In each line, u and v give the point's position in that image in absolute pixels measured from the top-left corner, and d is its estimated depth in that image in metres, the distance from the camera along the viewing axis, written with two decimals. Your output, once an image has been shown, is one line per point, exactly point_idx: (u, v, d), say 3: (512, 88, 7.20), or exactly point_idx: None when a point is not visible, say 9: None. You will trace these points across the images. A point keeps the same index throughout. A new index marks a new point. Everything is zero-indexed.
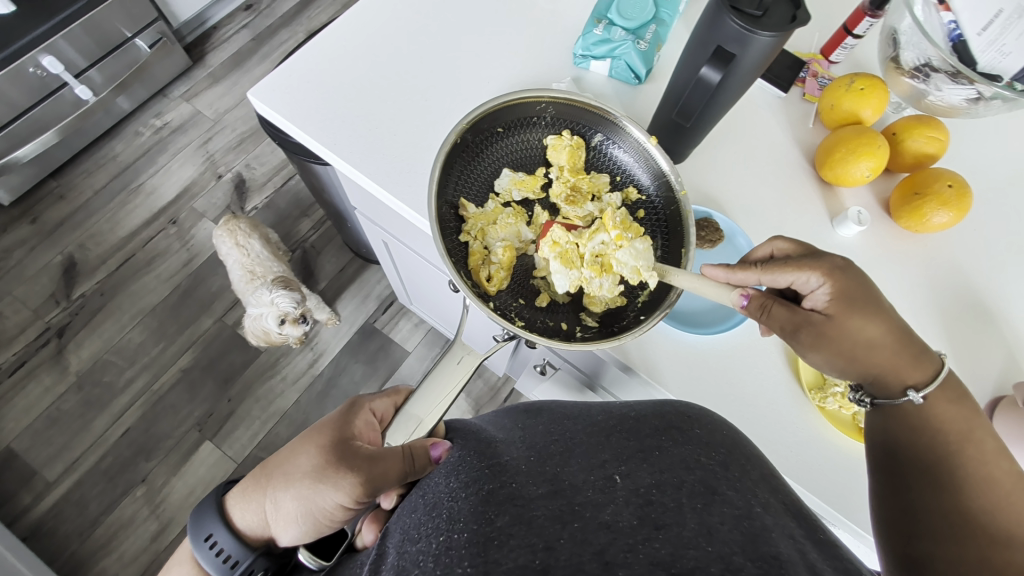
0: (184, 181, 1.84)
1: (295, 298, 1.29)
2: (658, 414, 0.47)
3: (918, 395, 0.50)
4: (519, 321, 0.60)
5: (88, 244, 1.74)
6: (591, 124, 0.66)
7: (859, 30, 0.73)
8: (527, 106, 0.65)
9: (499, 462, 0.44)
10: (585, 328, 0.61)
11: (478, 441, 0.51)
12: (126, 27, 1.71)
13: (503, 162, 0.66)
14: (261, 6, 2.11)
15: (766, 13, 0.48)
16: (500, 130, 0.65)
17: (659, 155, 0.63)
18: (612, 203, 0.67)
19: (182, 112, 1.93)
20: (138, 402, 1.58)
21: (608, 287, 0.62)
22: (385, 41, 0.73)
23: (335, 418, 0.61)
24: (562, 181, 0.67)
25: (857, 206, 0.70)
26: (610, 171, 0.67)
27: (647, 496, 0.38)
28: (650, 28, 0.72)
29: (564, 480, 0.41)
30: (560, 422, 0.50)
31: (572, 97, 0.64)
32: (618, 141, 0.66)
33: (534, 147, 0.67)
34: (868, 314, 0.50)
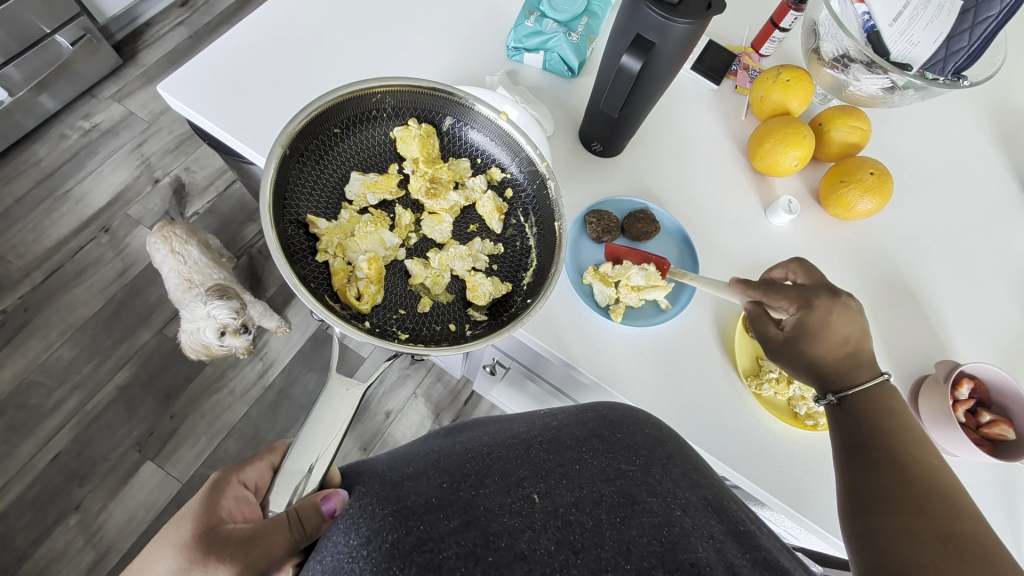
0: (117, 186, 1.73)
1: (233, 308, 1.23)
2: (580, 422, 0.48)
3: (828, 400, 0.55)
4: (401, 335, 0.56)
5: (9, 257, 1.62)
6: (436, 108, 0.62)
7: (785, 23, 0.75)
8: (362, 99, 0.58)
9: (405, 503, 0.38)
10: (475, 324, 0.58)
11: (388, 475, 0.45)
12: (44, 23, 1.60)
13: (350, 165, 0.60)
14: (199, 2, 2.01)
15: (683, 1, 0.47)
16: (338, 131, 0.58)
17: (511, 129, 0.60)
18: (477, 187, 0.64)
19: (112, 113, 1.82)
20: (69, 424, 1.48)
21: (491, 287, 0.60)
22: (286, 33, 0.69)
23: (194, 507, 0.49)
24: (420, 174, 0.64)
25: (788, 196, 0.71)
26: (470, 155, 0.65)
27: (565, 517, 0.38)
28: (581, 21, 0.72)
29: (477, 508, 0.38)
30: (479, 438, 0.49)
31: (406, 82, 0.59)
32: (471, 124, 0.63)
33: (381, 142, 0.62)
34: (821, 344, 0.54)
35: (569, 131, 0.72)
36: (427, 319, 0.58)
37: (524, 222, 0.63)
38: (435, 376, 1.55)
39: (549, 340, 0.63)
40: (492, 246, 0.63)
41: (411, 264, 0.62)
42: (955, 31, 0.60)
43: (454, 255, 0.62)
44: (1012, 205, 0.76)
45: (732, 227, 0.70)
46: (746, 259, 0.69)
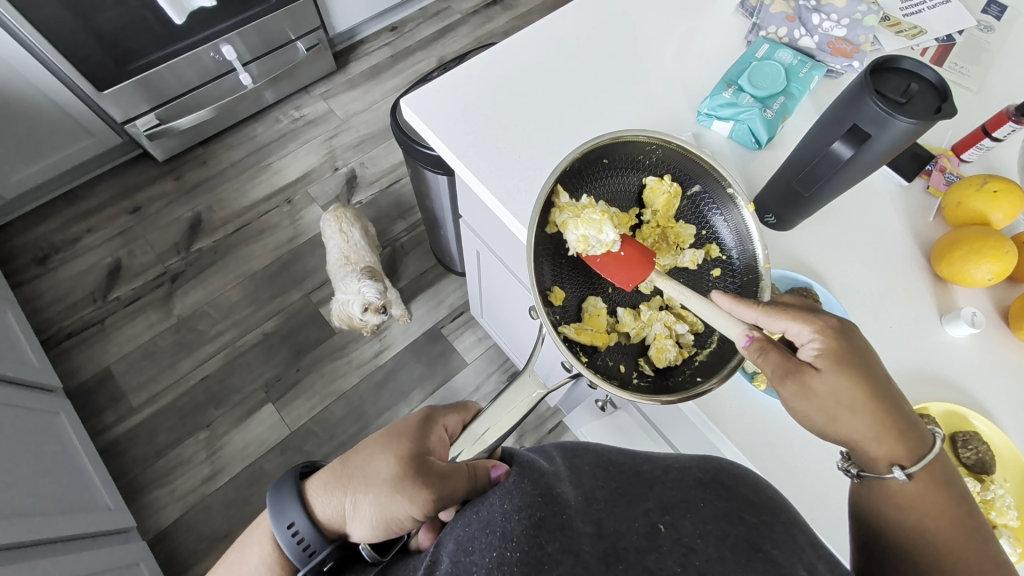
0: (306, 168, 2.04)
1: (379, 289, 1.37)
2: (701, 467, 0.48)
3: (902, 472, 0.47)
4: (583, 357, 0.61)
5: (215, 207, 1.96)
6: (693, 173, 0.66)
7: (1000, 132, 0.72)
8: (636, 146, 0.65)
9: (551, 495, 0.46)
10: (641, 376, 0.64)
11: (534, 469, 0.52)
12: (291, 31, 1.96)
13: (600, 195, 0.66)
14: (405, 30, 2.34)
15: (909, 101, 0.50)
16: (604, 164, 0.65)
17: (753, 224, 0.63)
18: (692, 258, 0.67)
19: (318, 108, 2.16)
20: (221, 353, 1.74)
21: (672, 355, 0.65)
22: (526, 74, 0.82)
23: (413, 428, 0.62)
24: (652, 226, 0.69)
25: (972, 307, 0.67)
26: (699, 224, 0.67)
27: (689, 544, 0.40)
28: (778, 100, 0.75)
29: (608, 525, 0.43)
30: (604, 464, 0.52)
31: (682, 145, 0.64)
32: (718, 200, 0.66)
33: (631, 186, 0.67)
34: (854, 378, 0.49)
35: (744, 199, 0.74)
36: (604, 351, 0.63)
37: None
38: None
39: None
40: (695, 322, 0.68)
41: (623, 312, 0.67)
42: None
43: (659, 317, 0.68)
44: None
45: (904, 326, 0.68)
46: (915, 366, 0.65)
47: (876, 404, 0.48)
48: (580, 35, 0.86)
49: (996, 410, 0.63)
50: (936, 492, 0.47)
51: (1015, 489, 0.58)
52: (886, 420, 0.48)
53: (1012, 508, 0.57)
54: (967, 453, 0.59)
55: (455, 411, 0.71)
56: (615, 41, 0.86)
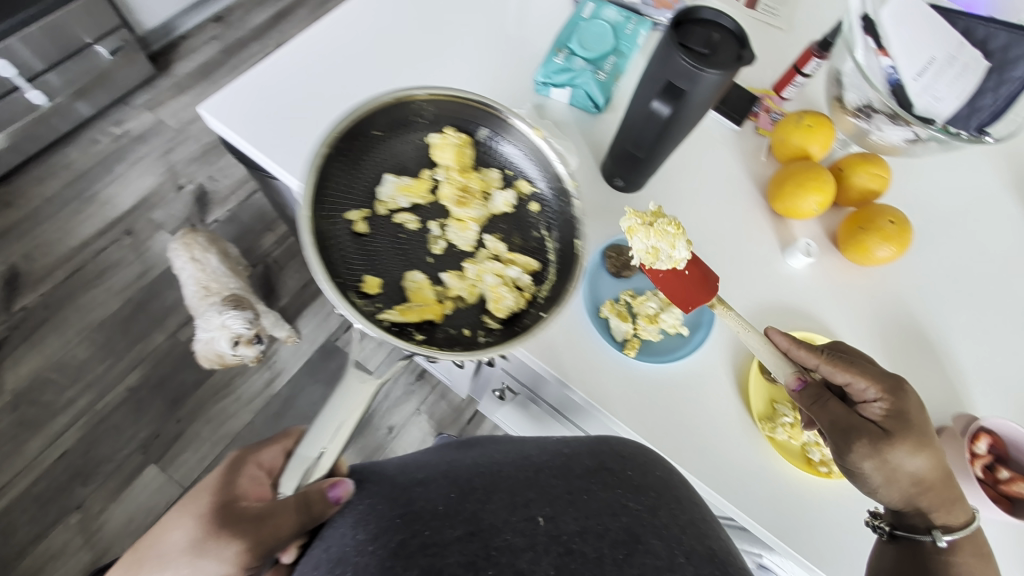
0: (142, 192, 1.77)
1: (247, 318, 1.23)
2: (592, 451, 0.49)
3: (942, 537, 0.53)
4: (417, 336, 0.58)
5: (34, 255, 1.65)
6: (474, 120, 0.65)
7: (808, 68, 0.77)
8: (404, 105, 0.63)
9: (412, 508, 0.43)
10: (489, 332, 0.61)
11: (400, 481, 0.48)
12: (86, 34, 1.66)
13: (385, 167, 0.63)
14: (233, 19, 2.08)
15: (713, 51, 0.49)
16: (378, 135, 0.63)
17: (543, 145, 0.63)
18: (505, 200, 0.65)
19: (143, 120, 1.87)
20: (79, 422, 1.49)
21: (512, 300, 0.61)
22: (341, 61, 0.73)
23: (216, 480, 0.54)
24: (451, 181, 0.65)
25: (806, 238, 0.72)
26: (500, 167, 0.66)
27: (567, 544, 0.39)
28: (609, 60, 0.74)
29: (482, 520, 0.41)
30: (492, 457, 0.50)
31: (448, 93, 0.63)
32: (505, 137, 0.66)
33: (418, 149, 0.65)
34: (920, 445, 0.52)
35: (592, 166, 0.73)
36: (441, 323, 0.60)
37: (547, 236, 0.64)
38: (439, 393, 1.55)
39: (556, 365, 0.63)
40: (527, 263, 0.63)
41: (447, 276, 0.62)
42: (980, 90, 0.61)
43: (489, 269, 0.63)
44: None
45: (752, 267, 0.71)
46: (765, 303, 0.69)
47: (936, 469, 0.52)
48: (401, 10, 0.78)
49: (837, 329, 0.69)
50: (972, 560, 0.53)
51: None
52: (937, 484, 0.52)
53: None
54: None
55: (275, 440, 0.59)
56: (439, 12, 0.79)
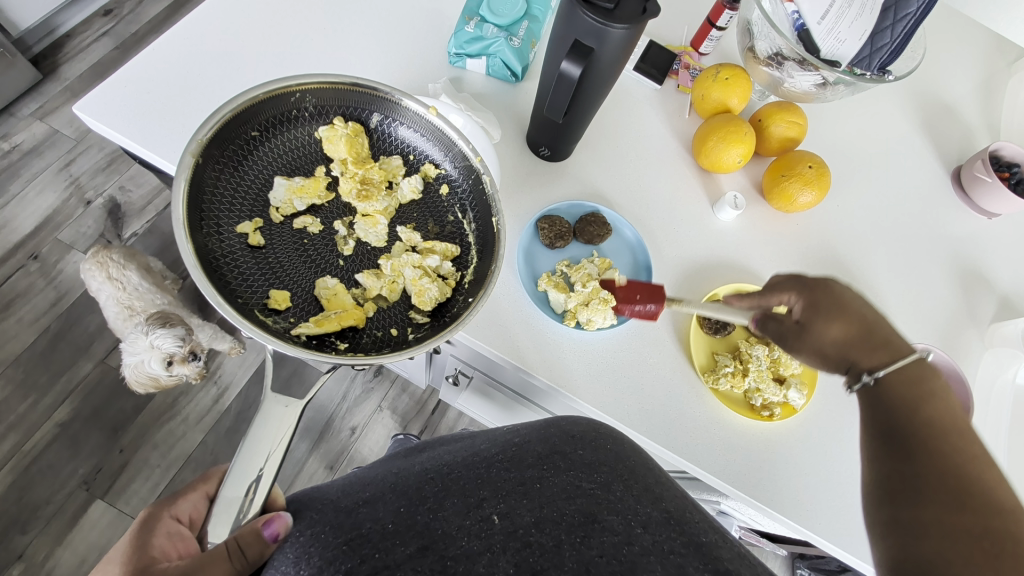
0: (45, 210, 1.62)
1: (178, 335, 1.16)
2: (542, 436, 0.45)
3: (870, 377, 0.48)
4: (339, 345, 0.53)
5: None
6: (363, 104, 0.60)
7: (721, 22, 0.76)
8: (280, 99, 0.55)
9: (358, 529, 0.37)
10: (418, 328, 0.56)
11: (344, 504, 0.41)
12: None
13: (272, 170, 0.57)
14: (124, 12, 1.90)
15: (618, 5, 0.48)
16: (256, 135, 0.55)
17: (442, 124, 0.59)
18: (412, 187, 0.62)
19: (35, 132, 1.69)
20: (6, 468, 1.37)
21: (435, 290, 0.58)
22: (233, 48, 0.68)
23: (127, 549, 0.48)
24: (349, 176, 0.61)
25: (733, 191, 0.72)
26: (400, 152, 0.62)
27: (525, 539, 0.36)
28: (522, 25, 0.71)
29: (435, 530, 0.36)
30: (442, 457, 0.46)
31: (328, 80, 0.57)
32: (401, 119, 0.61)
33: (308, 146, 0.60)
34: (835, 318, 0.51)
35: (517, 138, 0.71)
36: (364, 327, 0.55)
37: (464, 218, 0.61)
38: (399, 387, 1.52)
39: (502, 346, 0.61)
40: (446, 249, 0.60)
41: (362, 278, 0.58)
42: (877, 29, 0.59)
43: (406, 262, 0.59)
44: (939, 191, 0.80)
45: (685, 225, 0.71)
46: (701, 260, 0.70)
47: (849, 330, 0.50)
48: None
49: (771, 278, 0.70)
50: (909, 386, 0.47)
51: None
52: (852, 338, 0.50)
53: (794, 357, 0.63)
54: None
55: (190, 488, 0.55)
56: None
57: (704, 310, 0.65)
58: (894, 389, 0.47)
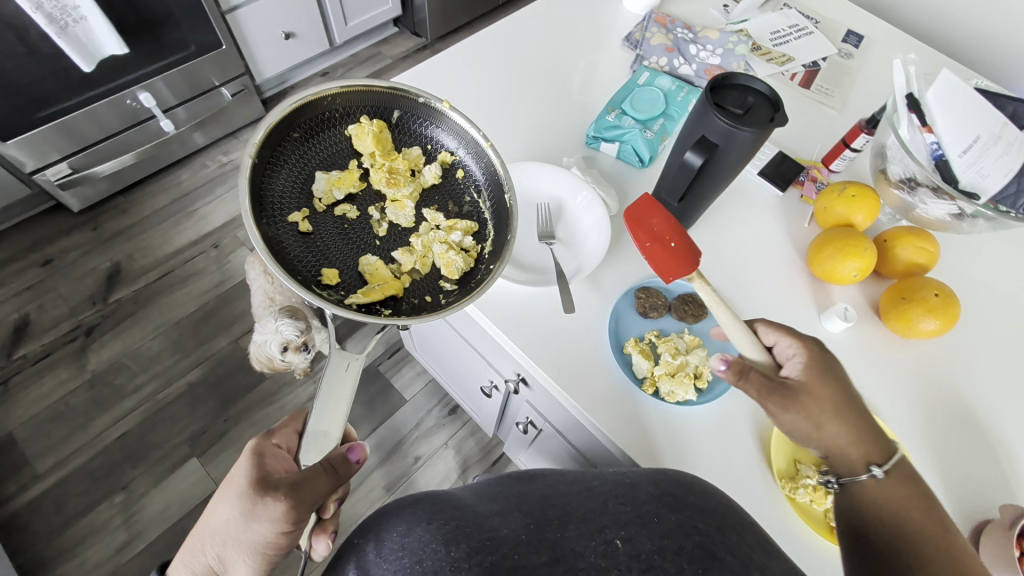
0: (235, 212, 1.99)
1: (298, 326, 1.34)
2: (653, 481, 0.53)
3: (878, 471, 0.50)
4: (384, 310, 0.65)
5: (135, 256, 1.86)
6: (385, 106, 0.73)
7: (857, 143, 0.79)
8: (315, 106, 0.69)
9: (495, 529, 0.48)
10: (447, 293, 0.69)
11: (478, 509, 0.51)
12: (216, 77, 1.93)
13: (313, 166, 0.70)
14: (336, 75, 2.38)
15: (747, 113, 0.54)
16: (297, 137, 0.69)
17: (456, 118, 0.72)
18: (431, 172, 0.75)
19: (247, 152, 2.13)
20: (140, 409, 1.62)
21: (458, 261, 0.70)
22: None
23: (245, 468, 0.61)
24: (378, 167, 0.73)
25: (845, 303, 0.71)
26: (420, 144, 0.76)
27: (647, 559, 0.45)
28: (657, 121, 0.80)
29: (563, 546, 0.46)
30: (558, 486, 0.55)
31: (353, 86, 0.70)
32: (420, 116, 0.75)
33: (340, 146, 0.73)
34: (834, 387, 0.52)
35: (631, 212, 0.78)
36: (402, 295, 0.67)
37: (478, 198, 0.74)
38: (469, 430, 1.57)
39: (576, 395, 0.64)
40: (466, 226, 0.73)
41: (398, 255, 0.70)
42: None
43: (432, 238, 0.71)
44: None
45: (786, 327, 0.71)
46: None
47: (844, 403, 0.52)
48: (475, 69, 0.89)
49: (876, 400, 0.66)
50: (904, 488, 0.49)
51: None
52: (846, 415, 0.52)
53: None
54: None
55: (276, 430, 0.65)
56: (507, 73, 0.90)
57: None
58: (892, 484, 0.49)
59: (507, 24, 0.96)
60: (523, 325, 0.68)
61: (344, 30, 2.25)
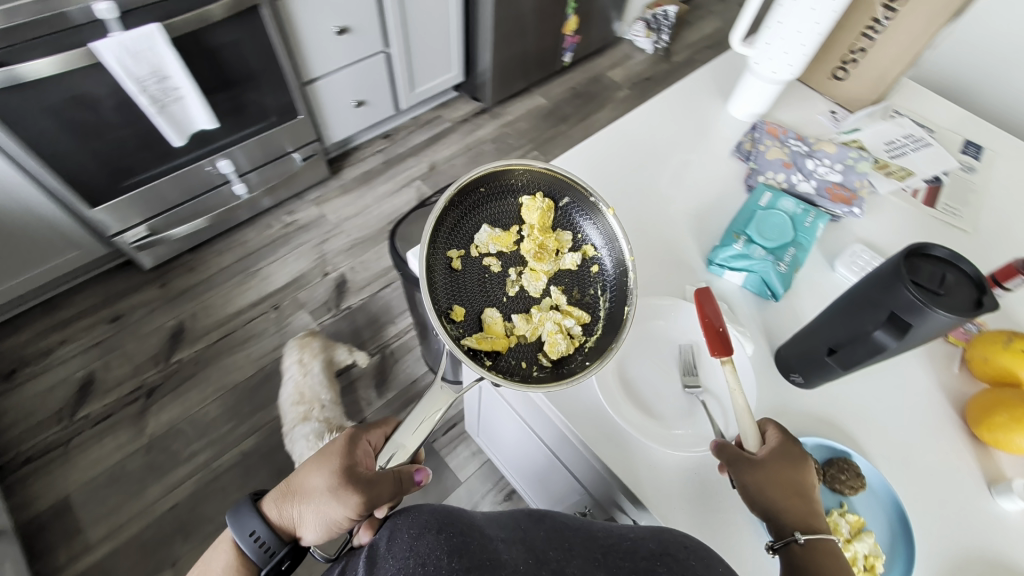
0: (295, 273, 1.98)
1: None
2: (655, 537, 0.49)
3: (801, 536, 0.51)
4: (486, 362, 0.61)
5: (198, 315, 1.87)
6: (561, 188, 0.68)
7: (1011, 283, 0.71)
8: (505, 170, 0.65)
9: (500, 556, 0.46)
10: (540, 368, 0.64)
11: (490, 535, 0.49)
12: (289, 144, 1.95)
13: (484, 216, 0.66)
14: (398, 137, 2.35)
15: (946, 293, 0.49)
16: (480, 188, 0.65)
17: (616, 225, 0.66)
18: (571, 261, 0.69)
19: (310, 213, 2.12)
20: (194, 477, 1.58)
21: (562, 346, 0.65)
22: None
23: (339, 446, 0.63)
24: (532, 239, 0.68)
25: (1020, 477, 0.63)
26: (574, 231, 0.69)
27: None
28: (788, 251, 0.76)
29: None
30: (562, 528, 0.52)
31: (546, 167, 0.66)
32: (584, 208, 0.68)
33: (509, 206, 0.68)
34: (787, 464, 0.54)
35: (766, 352, 0.72)
36: (506, 352, 0.63)
37: (599, 295, 0.68)
38: None
39: None
40: (582, 315, 0.67)
41: (516, 316, 0.65)
42: None
43: (549, 318, 0.66)
44: None
45: (948, 501, 0.63)
46: (975, 552, 0.59)
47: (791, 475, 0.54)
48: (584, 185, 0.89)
49: None
50: (827, 560, 0.49)
51: None
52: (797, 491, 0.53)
53: None
54: None
55: (373, 426, 0.67)
56: (617, 190, 0.89)
57: None
58: (824, 555, 0.49)
59: (610, 136, 0.96)
60: (669, 491, 0.63)
61: (409, 95, 2.23)
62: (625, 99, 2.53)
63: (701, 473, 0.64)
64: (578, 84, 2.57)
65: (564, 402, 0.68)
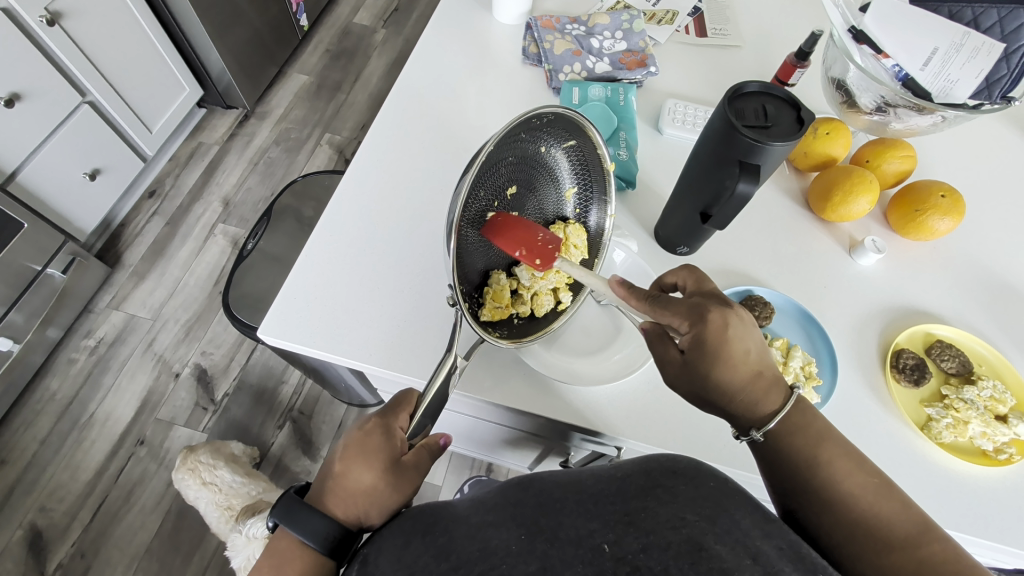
0: (140, 393, 1.52)
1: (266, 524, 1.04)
2: (644, 469, 0.40)
3: (759, 433, 0.51)
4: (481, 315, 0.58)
5: (49, 504, 1.36)
6: (572, 133, 0.58)
7: (793, 78, 0.79)
8: (535, 113, 0.52)
9: (488, 543, 0.37)
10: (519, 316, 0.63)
11: (472, 519, 0.40)
12: (33, 260, 1.45)
13: (500, 161, 0.53)
14: (166, 188, 1.87)
15: (773, 122, 0.52)
16: (508, 134, 0.51)
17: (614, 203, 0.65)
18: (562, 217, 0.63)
19: (114, 321, 1.62)
20: None
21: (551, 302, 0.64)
22: (363, 233, 0.74)
23: (371, 437, 0.53)
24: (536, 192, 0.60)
25: (867, 235, 0.74)
26: (567, 179, 0.62)
27: (633, 563, 0.33)
28: (620, 136, 0.78)
29: (553, 555, 0.35)
30: (552, 481, 0.41)
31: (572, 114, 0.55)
32: (584, 160, 0.62)
33: (524, 150, 0.55)
34: (717, 365, 0.49)
35: (647, 239, 0.74)
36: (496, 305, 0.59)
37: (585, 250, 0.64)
38: None
39: (724, 458, 0.61)
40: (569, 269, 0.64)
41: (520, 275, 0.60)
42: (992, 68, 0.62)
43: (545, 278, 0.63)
44: None
45: (832, 280, 0.72)
46: (867, 308, 0.70)
47: (724, 374, 0.49)
48: (402, 164, 0.80)
49: (933, 305, 0.71)
50: (793, 441, 0.49)
51: (990, 371, 0.65)
52: (726, 387, 0.50)
53: (1005, 392, 0.62)
54: (948, 363, 0.64)
55: (399, 405, 0.56)
56: (436, 153, 0.82)
57: (893, 363, 0.64)
58: (783, 441, 0.50)
59: (397, 98, 0.86)
60: (635, 412, 0.63)
61: (151, 137, 1.81)
62: (386, 40, 2.32)
63: (655, 383, 0.64)
64: (331, 43, 2.29)
65: (503, 389, 0.63)
